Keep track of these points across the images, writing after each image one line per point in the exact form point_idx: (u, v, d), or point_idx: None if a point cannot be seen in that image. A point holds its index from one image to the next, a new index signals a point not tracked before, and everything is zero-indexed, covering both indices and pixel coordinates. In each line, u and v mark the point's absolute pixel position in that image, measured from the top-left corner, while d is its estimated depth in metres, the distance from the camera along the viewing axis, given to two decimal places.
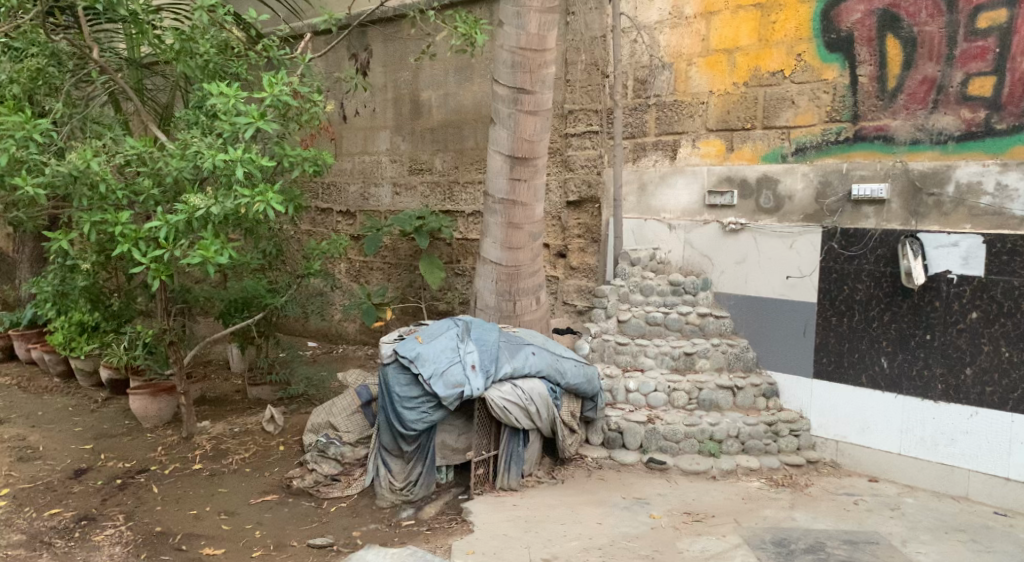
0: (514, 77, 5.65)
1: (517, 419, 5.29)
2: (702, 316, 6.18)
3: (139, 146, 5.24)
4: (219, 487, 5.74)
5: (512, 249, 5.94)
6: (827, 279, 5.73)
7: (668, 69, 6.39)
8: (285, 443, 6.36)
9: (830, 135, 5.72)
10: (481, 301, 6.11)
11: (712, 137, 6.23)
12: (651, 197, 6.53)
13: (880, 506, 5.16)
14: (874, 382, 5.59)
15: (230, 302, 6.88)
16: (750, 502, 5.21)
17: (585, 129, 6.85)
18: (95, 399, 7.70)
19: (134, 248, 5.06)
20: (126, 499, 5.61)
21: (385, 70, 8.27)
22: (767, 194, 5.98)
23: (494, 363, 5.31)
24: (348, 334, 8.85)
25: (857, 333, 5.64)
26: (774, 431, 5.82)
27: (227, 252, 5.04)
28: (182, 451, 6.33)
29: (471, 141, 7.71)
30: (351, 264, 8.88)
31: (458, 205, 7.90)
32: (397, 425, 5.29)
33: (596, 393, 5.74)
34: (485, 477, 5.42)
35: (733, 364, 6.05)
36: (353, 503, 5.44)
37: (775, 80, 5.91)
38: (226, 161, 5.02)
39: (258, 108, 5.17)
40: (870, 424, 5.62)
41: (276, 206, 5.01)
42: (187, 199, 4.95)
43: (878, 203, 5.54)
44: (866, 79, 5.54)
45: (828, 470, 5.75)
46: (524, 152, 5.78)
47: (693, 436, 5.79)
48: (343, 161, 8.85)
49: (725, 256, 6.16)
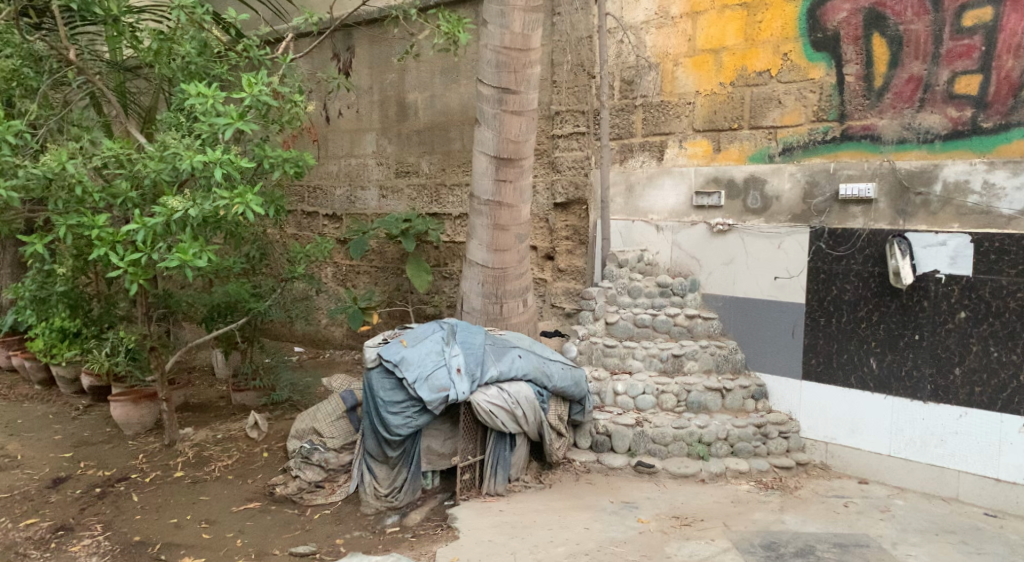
0: (499, 77, 5.60)
1: (503, 424, 5.21)
2: (690, 317, 6.12)
3: (115, 148, 5.16)
4: (201, 495, 5.65)
5: (498, 252, 5.88)
6: (815, 279, 5.68)
7: (654, 69, 6.34)
8: (269, 450, 6.28)
9: (817, 135, 5.68)
10: (467, 304, 6.04)
11: (698, 137, 6.19)
12: (638, 198, 6.49)
13: (869, 508, 5.11)
14: (863, 383, 5.54)
15: (213, 307, 6.76)
16: (739, 506, 5.16)
17: (572, 130, 6.79)
18: (77, 406, 7.60)
19: (112, 252, 4.97)
20: (104, 508, 5.52)
21: (371, 73, 8.20)
22: (754, 195, 5.94)
23: (480, 366, 5.23)
24: (335, 338, 8.76)
25: (845, 334, 5.59)
26: (764, 433, 5.77)
27: (205, 255, 4.97)
28: (163, 459, 6.24)
29: (458, 143, 7.65)
30: (337, 267, 8.80)
31: (445, 208, 7.83)
32: (382, 430, 5.20)
33: (584, 396, 5.67)
34: (471, 483, 5.34)
35: (722, 366, 5.99)
36: (338, 510, 5.36)
37: (761, 79, 5.87)
38: (204, 163, 4.94)
39: (237, 109, 5.09)
40: (859, 425, 5.58)
41: (255, 208, 4.91)
42: (165, 201, 4.88)
43: (865, 203, 5.50)
44: (852, 78, 5.51)
45: (817, 472, 5.71)
46: (509, 153, 5.72)
47: (682, 439, 5.73)
48: (329, 164, 8.78)
49: (712, 257, 6.11)
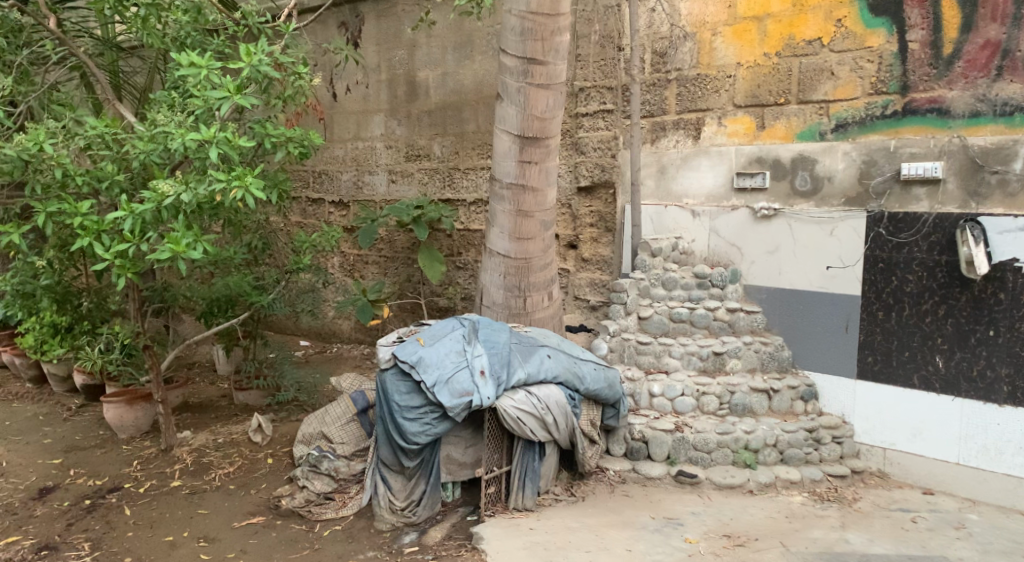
0: (524, 46, 5.05)
1: (532, 432, 4.71)
2: (731, 310, 5.59)
3: (98, 126, 4.60)
4: (199, 508, 5.15)
5: (522, 240, 5.35)
6: (873, 269, 5.16)
7: (691, 39, 5.77)
8: (274, 455, 5.80)
9: (875, 109, 5.13)
10: (487, 297, 5.53)
11: (740, 114, 5.63)
12: (671, 181, 5.94)
13: (941, 525, 4.63)
14: (928, 384, 5.02)
15: (211, 301, 6.27)
16: (795, 522, 4.68)
17: (598, 108, 6.24)
18: (69, 407, 7.14)
19: (96, 242, 4.40)
20: (94, 523, 5.03)
21: (379, 49, 7.66)
22: (803, 176, 5.40)
23: (506, 368, 4.72)
24: (343, 332, 8.25)
25: (908, 329, 5.08)
26: (816, 438, 5.27)
27: (201, 246, 4.44)
28: (159, 467, 5.74)
29: (472, 124, 7.12)
30: (345, 257, 8.29)
31: (458, 194, 7.31)
32: (397, 438, 4.73)
33: (618, 400, 5.16)
34: (497, 497, 4.84)
35: (767, 365, 5.48)
36: (350, 526, 4.87)
37: (812, 49, 5.31)
38: (198, 142, 4.40)
39: (235, 81, 4.52)
40: (924, 429, 5.05)
41: (256, 192, 4.39)
42: (155, 185, 4.35)
43: (931, 184, 4.96)
44: (916, 45, 4.96)
45: (875, 481, 5.20)
46: (534, 132, 5.18)
47: (726, 446, 5.22)
48: (334, 147, 8.24)
49: (756, 245, 5.57)
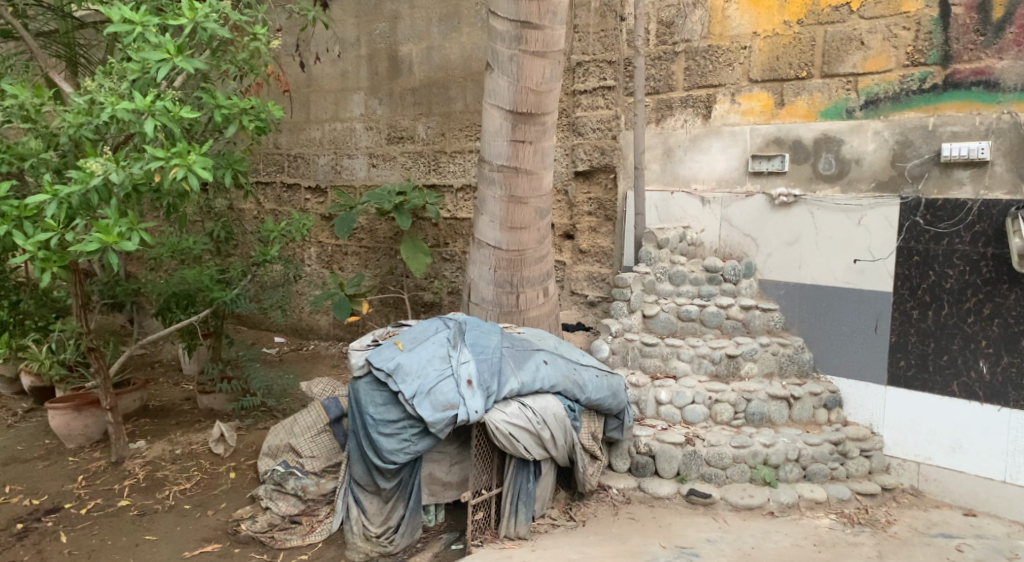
0: (517, 8, 4.45)
1: (526, 449, 4.12)
2: (745, 309, 5.03)
3: (19, 95, 4.00)
4: (147, 533, 4.53)
5: (514, 229, 4.75)
6: (906, 263, 4.60)
7: (701, 6, 5.16)
8: (236, 469, 5.19)
9: (911, 83, 4.55)
10: (474, 293, 4.93)
11: (756, 90, 5.03)
12: (678, 164, 5.32)
13: (991, 555, 4.09)
14: (969, 392, 4.47)
15: (169, 296, 5.59)
16: (825, 552, 4.12)
17: (598, 84, 5.62)
18: (15, 411, 6.48)
19: (16, 231, 3.75)
20: (23, 553, 4.41)
21: (358, 22, 7.03)
22: (828, 158, 4.82)
23: (496, 376, 4.13)
24: (321, 328, 7.63)
25: (946, 330, 4.53)
26: (842, 451, 4.70)
27: (136, 235, 3.84)
28: (107, 483, 5.10)
29: (460, 103, 6.50)
30: (322, 248, 7.65)
31: (444, 179, 6.70)
32: (373, 456, 4.15)
33: (622, 409, 4.59)
34: (485, 522, 4.26)
35: (786, 369, 4.92)
36: (317, 556, 4.28)
37: (838, 16, 4.73)
38: (132, 113, 3.80)
39: (177, 42, 3.91)
40: (964, 442, 4.50)
41: (200, 172, 3.79)
42: (83, 164, 3.73)
43: (975, 166, 4.40)
44: (961, 9, 4.39)
45: (909, 500, 4.65)
46: (528, 107, 4.57)
47: (743, 461, 4.65)
48: (311, 129, 7.59)
49: (773, 235, 4.99)
